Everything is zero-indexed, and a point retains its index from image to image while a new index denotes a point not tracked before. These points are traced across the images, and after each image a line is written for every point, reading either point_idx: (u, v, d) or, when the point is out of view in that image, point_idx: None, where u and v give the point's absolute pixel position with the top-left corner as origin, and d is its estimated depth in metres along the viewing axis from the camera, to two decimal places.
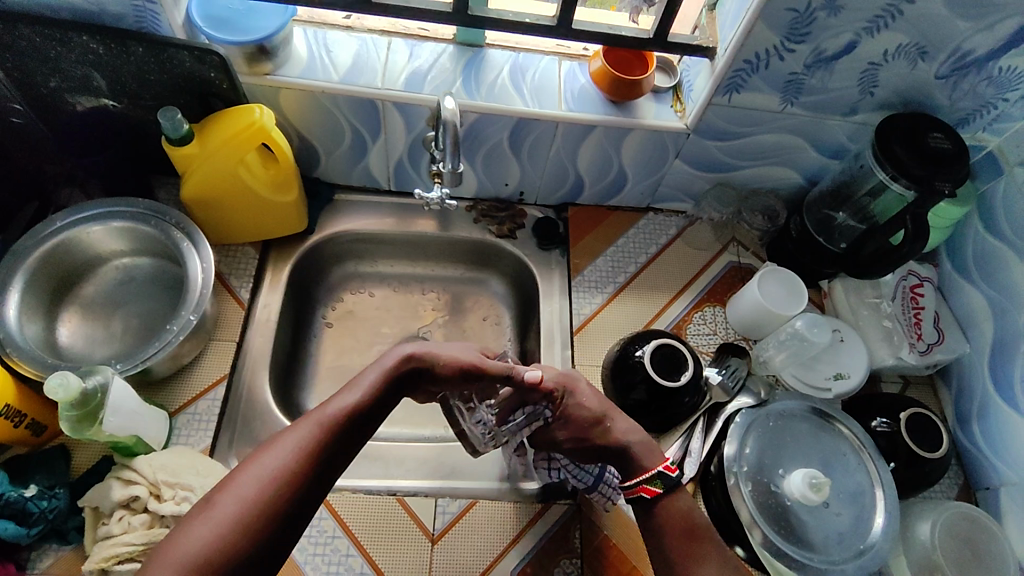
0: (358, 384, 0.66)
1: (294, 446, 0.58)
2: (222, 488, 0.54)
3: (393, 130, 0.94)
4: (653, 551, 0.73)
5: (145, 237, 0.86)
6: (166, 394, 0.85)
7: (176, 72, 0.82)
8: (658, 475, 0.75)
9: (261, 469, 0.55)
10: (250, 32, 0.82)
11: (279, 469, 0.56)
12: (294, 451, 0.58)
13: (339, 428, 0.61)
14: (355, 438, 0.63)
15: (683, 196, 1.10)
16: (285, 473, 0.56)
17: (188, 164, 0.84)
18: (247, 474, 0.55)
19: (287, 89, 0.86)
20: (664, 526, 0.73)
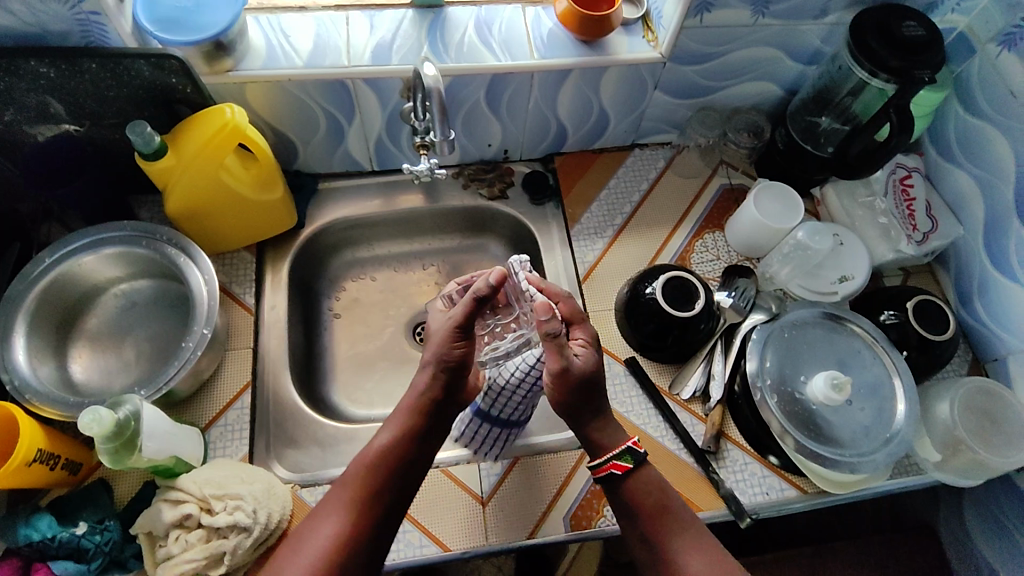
0: (391, 424, 0.74)
1: (345, 508, 0.68)
2: (288, 551, 0.67)
3: (368, 108, 0.92)
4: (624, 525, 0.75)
5: (140, 260, 0.84)
6: (193, 412, 0.84)
7: (136, 83, 0.78)
8: (628, 451, 0.75)
9: (320, 532, 0.67)
10: (202, 29, 0.78)
11: (328, 538, 0.66)
12: (338, 513, 0.68)
13: (375, 486, 0.70)
14: (393, 488, 0.71)
15: (667, 127, 1.10)
16: (338, 536, 0.67)
17: (167, 178, 0.81)
18: (303, 542, 0.66)
19: (253, 83, 0.84)
20: (641, 505, 0.74)
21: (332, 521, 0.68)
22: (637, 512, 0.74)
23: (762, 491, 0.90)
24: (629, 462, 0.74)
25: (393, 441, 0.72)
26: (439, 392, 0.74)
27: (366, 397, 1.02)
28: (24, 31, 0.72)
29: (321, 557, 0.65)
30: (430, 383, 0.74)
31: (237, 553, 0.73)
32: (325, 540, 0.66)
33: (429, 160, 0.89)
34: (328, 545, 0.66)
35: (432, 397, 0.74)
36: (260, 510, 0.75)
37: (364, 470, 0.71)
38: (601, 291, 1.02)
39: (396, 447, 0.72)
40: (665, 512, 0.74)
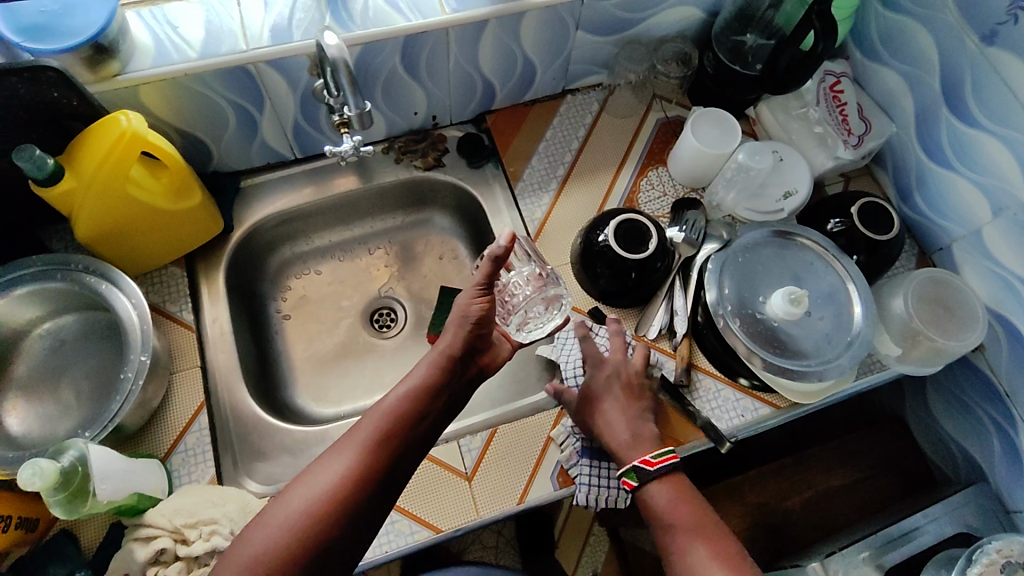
0: (409, 381, 0.72)
1: (353, 453, 0.66)
2: (294, 488, 0.64)
3: (279, 93, 0.86)
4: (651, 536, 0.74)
5: (59, 295, 0.78)
6: (149, 442, 0.80)
7: (12, 102, 0.71)
8: (634, 468, 0.76)
9: (327, 471, 0.65)
10: (76, 32, 0.71)
11: (340, 473, 0.65)
12: (340, 456, 0.66)
13: (385, 438, 0.68)
14: (406, 447, 0.69)
15: (595, 68, 1.07)
16: (347, 474, 0.65)
17: (71, 201, 0.75)
18: (311, 477, 0.64)
19: (146, 84, 0.77)
20: (658, 517, 0.74)
21: (334, 465, 0.65)
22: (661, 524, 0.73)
23: (737, 414, 0.92)
24: (634, 480, 0.75)
25: (405, 397, 0.71)
26: (457, 346, 0.75)
27: (333, 393, 0.99)
28: None
29: (324, 492, 0.63)
30: (450, 341, 0.75)
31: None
32: (335, 475, 0.64)
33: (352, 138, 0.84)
34: (339, 478, 0.64)
35: (450, 354, 0.74)
36: (238, 530, 0.71)
37: (377, 423, 0.68)
38: (554, 245, 1.00)
39: (419, 396, 0.71)
40: (670, 529, 0.72)
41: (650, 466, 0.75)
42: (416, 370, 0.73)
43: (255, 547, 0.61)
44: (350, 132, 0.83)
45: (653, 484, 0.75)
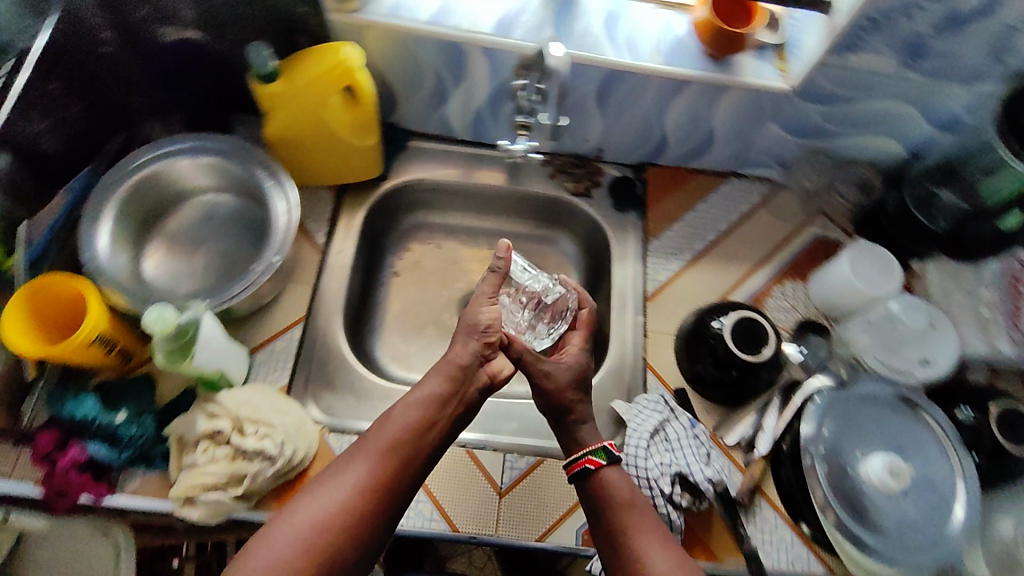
0: (420, 393, 0.75)
1: (365, 464, 0.68)
2: (305, 498, 0.66)
3: (477, 77, 0.91)
4: (604, 544, 0.70)
5: (231, 176, 0.86)
6: (244, 332, 0.86)
7: (263, 6, 0.81)
8: (603, 447, 0.75)
9: (338, 482, 0.67)
10: None
11: (353, 485, 0.67)
12: (354, 467, 0.68)
13: (397, 451, 0.70)
14: (416, 463, 0.71)
15: (772, 162, 1.05)
16: (357, 486, 0.67)
17: (273, 103, 0.82)
18: (325, 485, 0.67)
19: (374, 28, 0.83)
20: (609, 498, 0.72)
21: (347, 475, 0.68)
22: (607, 513, 0.71)
23: (787, 560, 0.85)
24: (603, 458, 0.74)
25: (416, 408, 0.73)
26: (468, 358, 0.79)
27: (407, 360, 1.02)
28: None
29: (336, 503, 0.65)
30: (463, 354, 0.79)
31: (257, 478, 0.71)
32: (346, 487, 0.67)
33: (527, 142, 0.90)
34: (353, 488, 0.67)
35: (461, 368, 0.78)
36: (288, 444, 0.74)
37: (388, 433, 0.71)
38: (666, 312, 0.98)
39: (429, 408, 0.74)
40: (635, 507, 0.71)
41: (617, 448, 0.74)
42: (427, 382, 0.76)
43: (263, 557, 0.62)
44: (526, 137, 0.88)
45: (611, 469, 0.74)
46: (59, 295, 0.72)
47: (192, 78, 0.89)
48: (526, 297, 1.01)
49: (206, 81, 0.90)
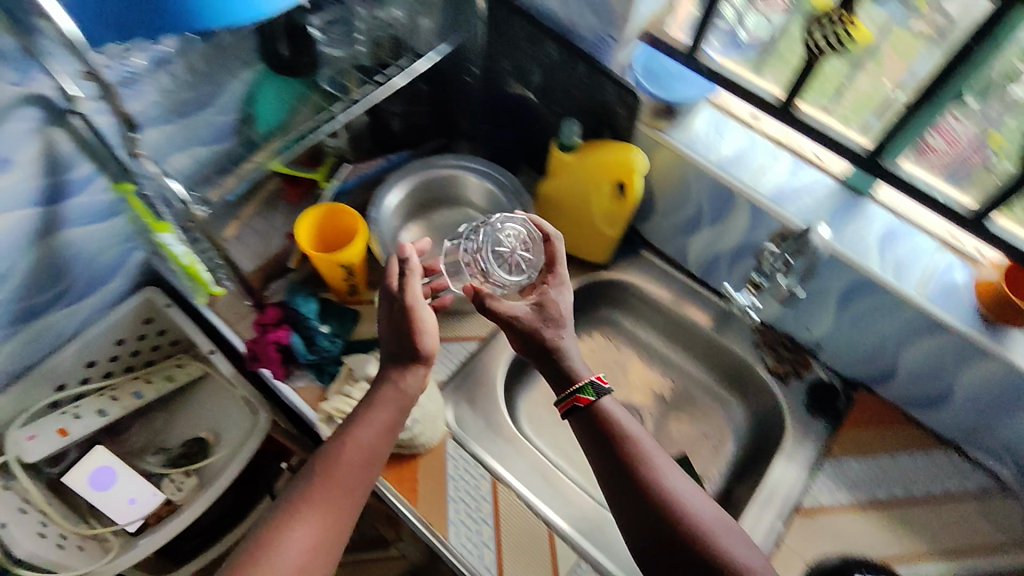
0: (363, 430, 0.69)
1: (316, 522, 0.63)
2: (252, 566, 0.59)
3: (734, 227, 0.89)
4: (625, 489, 0.65)
5: (496, 205, 0.98)
6: (436, 324, 0.94)
7: (593, 98, 0.85)
8: (590, 382, 0.70)
9: (293, 544, 0.62)
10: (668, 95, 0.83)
11: (307, 545, 0.62)
12: (299, 524, 0.63)
13: (348, 498, 0.66)
14: (359, 504, 0.67)
15: (1007, 458, 0.90)
16: (314, 543, 0.63)
17: (554, 168, 0.89)
18: (279, 545, 0.61)
19: (665, 149, 0.86)
20: (612, 436, 0.68)
21: (302, 535, 0.62)
22: (614, 443, 0.67)
23: None
24: (591, 395, 0.70)
25: (355, 455, 0.67)
26: (416, 386, 0.72)
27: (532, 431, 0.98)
28: (558, 18, 0.83)
29: (295, 567, 0.61)
30: (408, 382, 0.72)
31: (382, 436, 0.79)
32: (305, 546, 0.62)
33: (751, 298, 0.90)
34: (307, 551, 0.62)
35: (407, 403, 0.71)
36: (419, 425, 0.80)
37: (340, 480, 0.66)
38: (809, 538, 0.88)
39: (373, 449, 0.68)
40: (635, 442, 0.67)
41: (602, 381, 0.71)
42: (374, 416, 0.69)
43: None
44: (753, 293, 0.88)
45: (607, 399, 0.70)
46: (341, 221, 0.88)
47: (506, 123, 1.02)
48: (507, 261, 0.79)
49: (512, 130, 1.02)
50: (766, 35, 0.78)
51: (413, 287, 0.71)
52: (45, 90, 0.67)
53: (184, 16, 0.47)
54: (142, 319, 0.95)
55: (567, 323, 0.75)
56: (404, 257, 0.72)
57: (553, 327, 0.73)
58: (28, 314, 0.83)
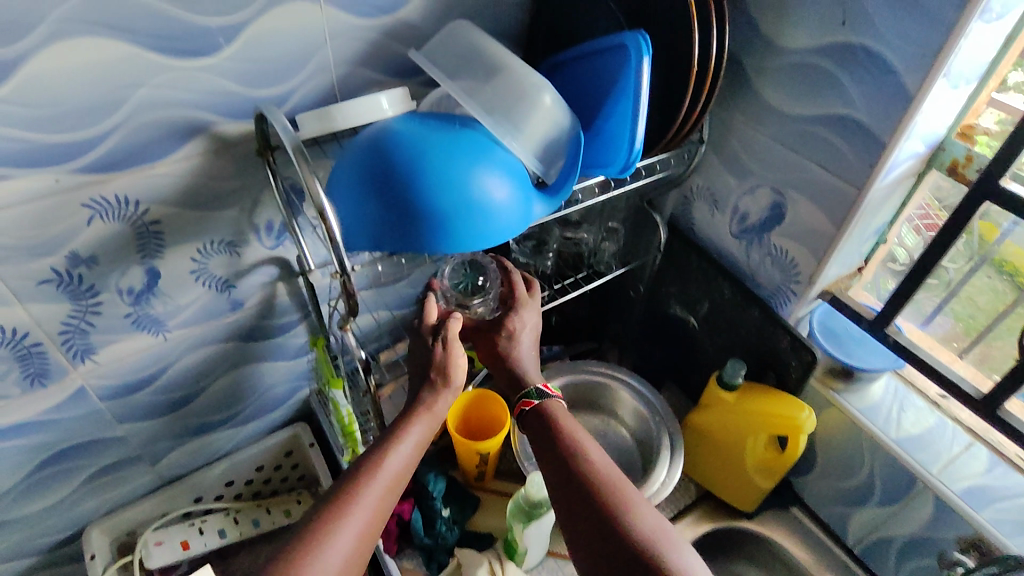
0: (400, 443, 0.64)
1: (362, 523, 0.58)
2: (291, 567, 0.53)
3: (912, 518, 0.77)
4: (595, 536, 0.57)
5: (640, 426, 0.89)
6: (556, 534, 0.88)
7: (765, 343, 0.82)
8: (535, 386, 0.71)
9: (335, 550, 0.56)
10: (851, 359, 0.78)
11: (351, 548, 0.57)
12: (348, 526, 0.57)
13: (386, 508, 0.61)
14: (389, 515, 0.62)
15: None
16: (351, 551, 0.57)
17: (713, 401, 0.85)
18: (327, 545, 0.56)
19: (837, 409, 0.81)
20: (559, 447, 0.64)
21: (347, 538, 0.57)
22: (555, 444, 0.65)
23: None
24: (533, 395, 0.69)
25: (393, 462, 0.63)
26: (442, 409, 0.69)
27: None
28: (737, 263, 0.86)
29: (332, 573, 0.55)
30: (429, 397, 0.69)
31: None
32: (344, 553, 0.56)
33: None
34: (350, 554, 0.57)
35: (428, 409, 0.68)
36: None
37: (379, 492, 0.61)
38: None
39: (409, 459, 0.64)
40: (621, 491, 0.59)
41: (546, 388, 0.70)
42: (409, 431, 0.66)
43: None
44: None
45: (552, 400, 0.69)
46: (487, 408, 0.86)
47: (661, 342, 1.02)
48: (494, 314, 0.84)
49: (666, 349, 1.02)
50: (952, 318, 0.76)
51: (451, 330, 0.71)
52: (288, 255, 0.80)
53: (431, 243, 0.56)
54: (284, 450, 1.02)
55: (523, 338, 0.77)
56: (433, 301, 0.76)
57: (507, 341, 0.76)
58: (201, 428, 0.92)
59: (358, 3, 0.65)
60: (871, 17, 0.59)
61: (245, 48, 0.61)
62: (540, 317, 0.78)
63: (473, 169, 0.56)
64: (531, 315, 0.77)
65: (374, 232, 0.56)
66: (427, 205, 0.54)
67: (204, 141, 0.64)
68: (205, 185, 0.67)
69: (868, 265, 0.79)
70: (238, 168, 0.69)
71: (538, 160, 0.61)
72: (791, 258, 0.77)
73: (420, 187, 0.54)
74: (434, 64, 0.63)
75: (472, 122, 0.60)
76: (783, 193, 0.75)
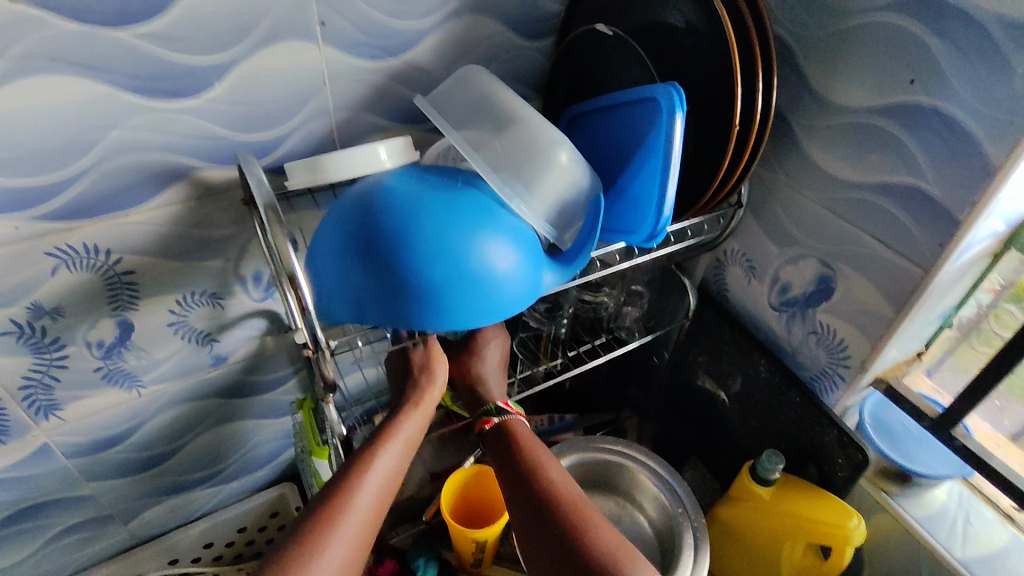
0: (391, 442, 0.56)
1: (356, 529, 0.50)
2: None
3: None
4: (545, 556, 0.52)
5: (659, 516, 0.78)
6: None
7: (806, 432, 0.72)
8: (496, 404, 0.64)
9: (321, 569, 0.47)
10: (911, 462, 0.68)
11: (344, 559, 0.48)
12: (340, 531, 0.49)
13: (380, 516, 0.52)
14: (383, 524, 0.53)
15: None
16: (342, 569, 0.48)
17: (745, 495, 0.74)
18: (317, 556, 0.47)
19: (890, 514, 0.70)
20: (515, 462, 0.58)
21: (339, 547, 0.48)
22: (513, 454, 0.59)
23: None
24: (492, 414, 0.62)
25: (385, 459, 0.55)
26: (434, 403, 0.61)
27: None
28: (776, 337, 0.76)
29: None
30: (421, 388, 0.61)
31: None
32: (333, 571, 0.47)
33: None
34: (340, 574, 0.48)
35: (421, 402, 0.60)
36: None
37: (372, 497, 0.52)
38: None
39: (402, 458, 0.56)
40: (580, 504, 0.54)
41: (510, 405, 0.63)
42: (399, 428, 0.57)
43: None
44: None
45: (513, 416, 0.62)
46: (487, 488, 0.78)
47: (686, 415, 0.92)
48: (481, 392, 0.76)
49: (691, 424, 0.91)
50: None
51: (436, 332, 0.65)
52: (278, 308, 0.74)
53: (421, 318, 0.49)
54: (269, 512, 0.94)
55: (490, 354, 0.70)
56: None
57: (471, 356, 0.69)
58: (180, 487, 0.85)
59: (361, 44, 0.59)
60: (946, 75, 0.50)
61: (232, 90, 0.55)
62: (505, 340, 0.72)
63: (474, 233, 0.49)
64: (499, 338, 0.71)
65: (358, 303, 0.49)
66: (416, 274, 0.47)
67: (186, 188, 0.59)
68: (186, 235, 0.62)
69: (929, 351, 0.69)
70: (225, 218, 0.63)
71: (552, 225, 0.54)
72: (839, 339, 0.68)
73: (410, 254, 0.47)
74: (442, 113, 0.57)
75: (478, 180, 0.53)
76: (831, 266, 0.66)
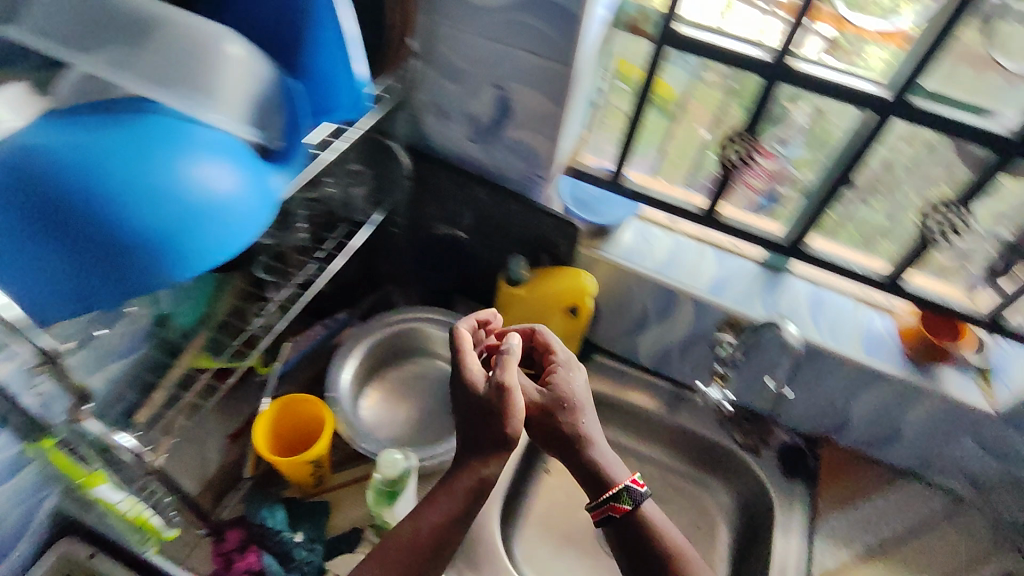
0: (425, 515, 0.65)
1: None
2: None
3: (681, 322, 0.93)
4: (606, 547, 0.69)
5: None
6: None
7: (533, 228, 0.86)
8: (563, 451, 0.68)
9: None
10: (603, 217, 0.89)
11: None
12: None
13: None
14: None
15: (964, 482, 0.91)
16: None
17: (506, 302, 0.90)
18: None
19: (605, 262, 0.90)
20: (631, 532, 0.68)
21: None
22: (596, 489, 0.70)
23: None
24: (626, 504, 0.68)
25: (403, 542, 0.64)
26: (495, 472, 0.67)
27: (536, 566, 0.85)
28: (481, 163, 0.86)
29: None
30: (484, 468, 0.67)
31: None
32: None
33: (723, 392, 0.93)
34: None
35: (480, 483, 0.67)
36: None
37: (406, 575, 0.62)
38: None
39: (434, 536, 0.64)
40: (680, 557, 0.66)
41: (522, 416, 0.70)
42: (443, 499, 0.66)
43: None
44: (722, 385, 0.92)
45: (637, 496, 0.68)
46: (300, 414, 0.79)
47: (437, 264, 0.99)
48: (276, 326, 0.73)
49: (445, 270, 1.00)
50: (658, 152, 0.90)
51: (507, 372, 0.67)
52: None
53: (165, 274, 0.43)
54: None
55: (517, 395, 0.67)
56: (460, 345, 0.70)
57: (508, 418, 0.67)
58: None
59: None
60: None
61: None
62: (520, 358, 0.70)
63: (184, 158, 0.44)
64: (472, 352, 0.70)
65: (81, 286, 0.41)
66: (134, 232, 0.41)
67: None
68: None
69: (590, 131, 0.89)
70: None
71: (254, 126, 0.50)
72: (529, 144, 0.80)
73: (121, 212, 0.40)
74: (56, 41, 0.47)
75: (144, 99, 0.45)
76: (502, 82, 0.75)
